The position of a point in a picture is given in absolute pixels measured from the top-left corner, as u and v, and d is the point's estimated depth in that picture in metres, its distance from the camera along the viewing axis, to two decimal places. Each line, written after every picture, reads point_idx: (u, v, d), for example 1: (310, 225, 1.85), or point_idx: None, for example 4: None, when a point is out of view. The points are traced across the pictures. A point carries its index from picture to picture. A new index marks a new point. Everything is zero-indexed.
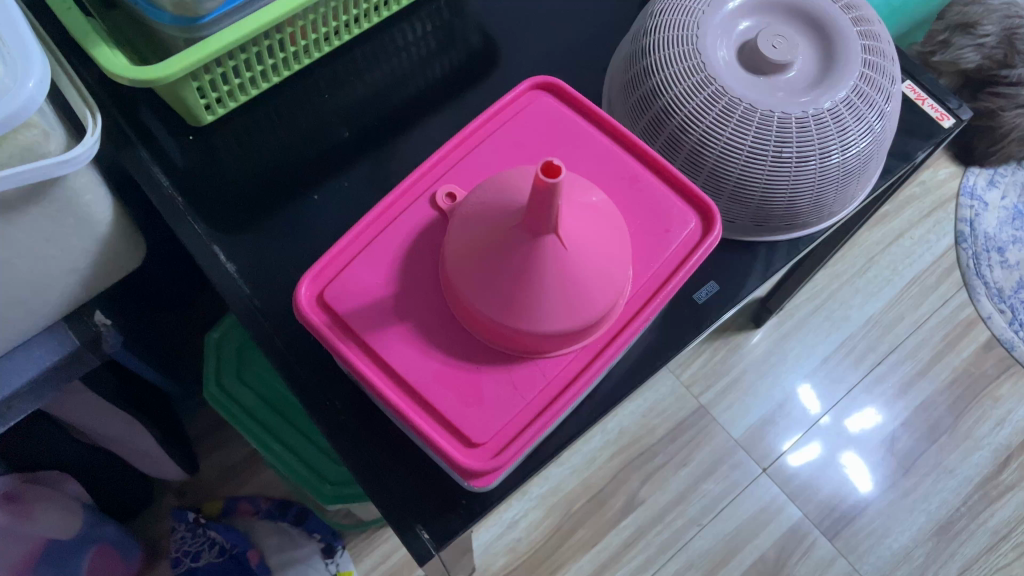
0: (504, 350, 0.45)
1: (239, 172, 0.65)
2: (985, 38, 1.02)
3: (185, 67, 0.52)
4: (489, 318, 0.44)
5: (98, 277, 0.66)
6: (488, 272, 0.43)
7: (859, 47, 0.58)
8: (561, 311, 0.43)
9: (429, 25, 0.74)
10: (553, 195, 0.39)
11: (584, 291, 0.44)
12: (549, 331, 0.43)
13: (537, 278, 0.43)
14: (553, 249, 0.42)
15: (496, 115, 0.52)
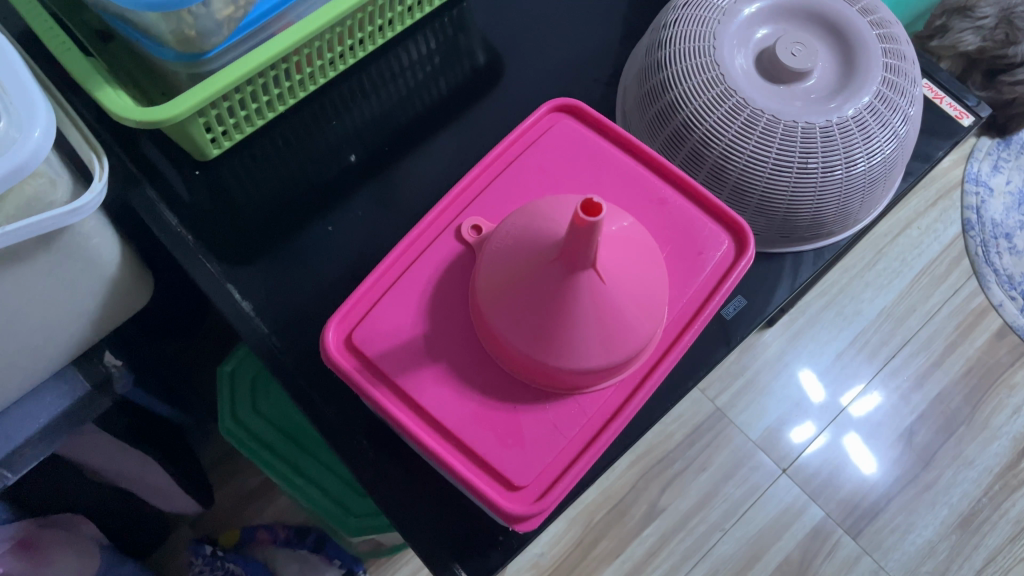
0: (541, 388, 0.44)
1: (247, 206, 0.63)
2: (983, 20, 1.00)
3: (192, 106, 0.50)
4: (526, 356, 0.42)
5: (107, 318, 0.65)
6: (523, 309, 0.42)
7: (879, 51, 0.57)
8: (601, 346, 0.42)
9: (433, 42, 0.72)
10: (593, 232, 0.37)
11: (623, 324, 0.42)
12: (589, 366, 0.42)
13: (576, 314, 0.41)
14: (590, 284, 0.41)
15: (517, 141, 0.51)
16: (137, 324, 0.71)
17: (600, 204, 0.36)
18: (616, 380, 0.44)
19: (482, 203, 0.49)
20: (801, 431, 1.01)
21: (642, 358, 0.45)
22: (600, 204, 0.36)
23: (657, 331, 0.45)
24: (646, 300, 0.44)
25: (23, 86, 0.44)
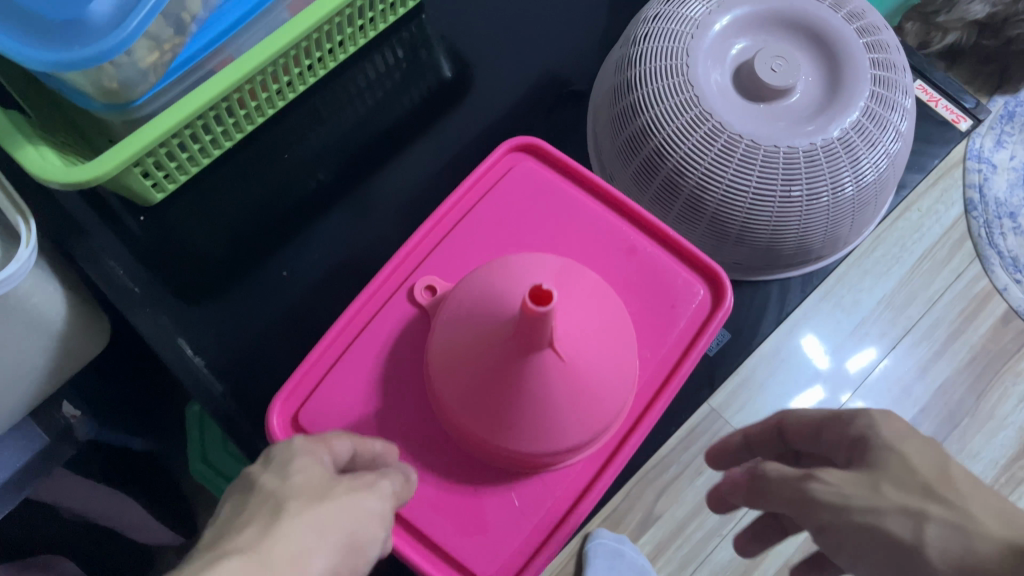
0: (504, 468, 0.41)
1: (203, 247, 0.60)
2: None
3: (119, 163, 0.46)
4: (484, 439, 0.39)
5: (62, 370, 0.61)
6: (478, 389, 0.39)
7: (867, 62, 0.52)
8: (566, 426, 0.39)
9: (399, 52, 0.67)
10: (546, 320, 0.34)
11: (589, 401, 0.39)
12: (553, 447, 0.39)
13: (535, 396, 0.38)
14: (549, 363, 0.38)
15: (474, 185, 0.47)
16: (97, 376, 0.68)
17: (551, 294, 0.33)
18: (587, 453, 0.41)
19: (436, 259, 0.45)
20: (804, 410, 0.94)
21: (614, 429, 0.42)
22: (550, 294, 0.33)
23: (628, 399, 0.42)
24: (614, 370, 0.40)
25: None
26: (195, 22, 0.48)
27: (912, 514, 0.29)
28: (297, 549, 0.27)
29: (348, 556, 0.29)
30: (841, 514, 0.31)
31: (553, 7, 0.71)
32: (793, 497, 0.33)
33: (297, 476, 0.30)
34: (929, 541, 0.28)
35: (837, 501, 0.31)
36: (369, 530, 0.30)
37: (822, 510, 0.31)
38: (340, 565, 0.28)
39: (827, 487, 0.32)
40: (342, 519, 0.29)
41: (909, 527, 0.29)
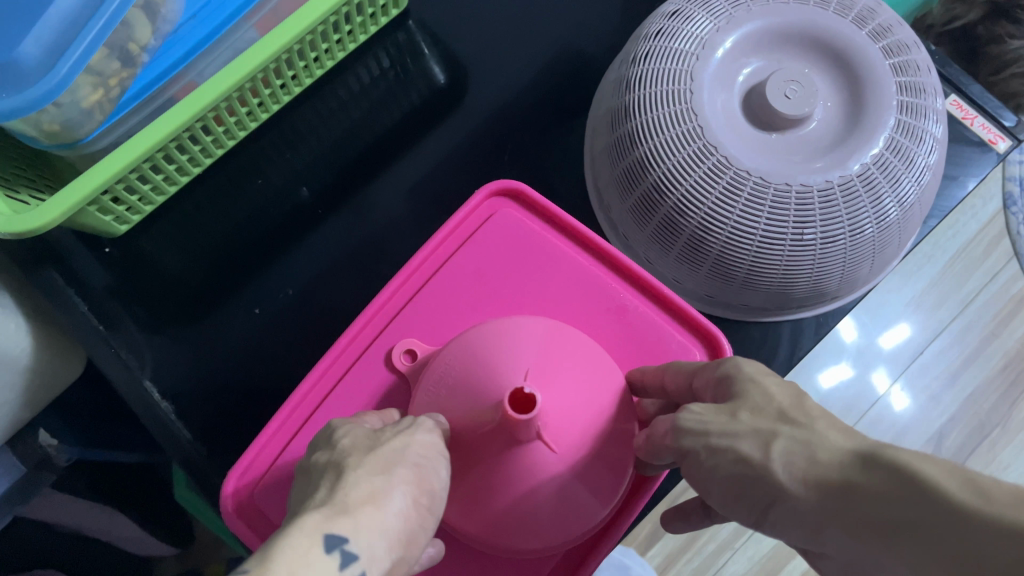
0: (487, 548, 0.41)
1: (176, 277, 0.56)
2: None
3: (64, 212, 0.42)
4: (469, 531, 0.38)
5: (33, 401, 0.58)
6: (460, 478, 0.37)
7: (893, 87, 0.47)
8: (565, 512, 0.37)
9: (387, 60, 0.63)
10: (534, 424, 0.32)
11: (585, 486, 0.37)
12: (535, 541, 0.38)
13: (523, 485, 0.36)
14: (540, 456, 0.36)
15: (453, 233, 0.47)
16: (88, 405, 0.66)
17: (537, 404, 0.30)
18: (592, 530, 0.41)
19: (411, 320, 0.45)
20: (832, 379, 0.86)
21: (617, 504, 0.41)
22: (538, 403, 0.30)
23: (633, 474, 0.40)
24: (612, 446, 0.38)
25: None
26: (145, 49, 0.43)
27: (764, 436, 0.28)
28: (369, 489, 0.28)
29: (416, 473, 0.30)
30: (703, 442, 0.30)
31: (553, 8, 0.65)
32: (670, 443, 0.32)
33: (346, 440, 0.31)
34: (778, 452, 0.28)
35: (698, 430, 0.30)
36: (430, 454, 0.31)
37: (693, 448, 0.31)
38: (411, 493, 0.29)
39: (692, 417, 0.31)
40: (396, 452, 0.30)
41: (760, 441, 0.28)
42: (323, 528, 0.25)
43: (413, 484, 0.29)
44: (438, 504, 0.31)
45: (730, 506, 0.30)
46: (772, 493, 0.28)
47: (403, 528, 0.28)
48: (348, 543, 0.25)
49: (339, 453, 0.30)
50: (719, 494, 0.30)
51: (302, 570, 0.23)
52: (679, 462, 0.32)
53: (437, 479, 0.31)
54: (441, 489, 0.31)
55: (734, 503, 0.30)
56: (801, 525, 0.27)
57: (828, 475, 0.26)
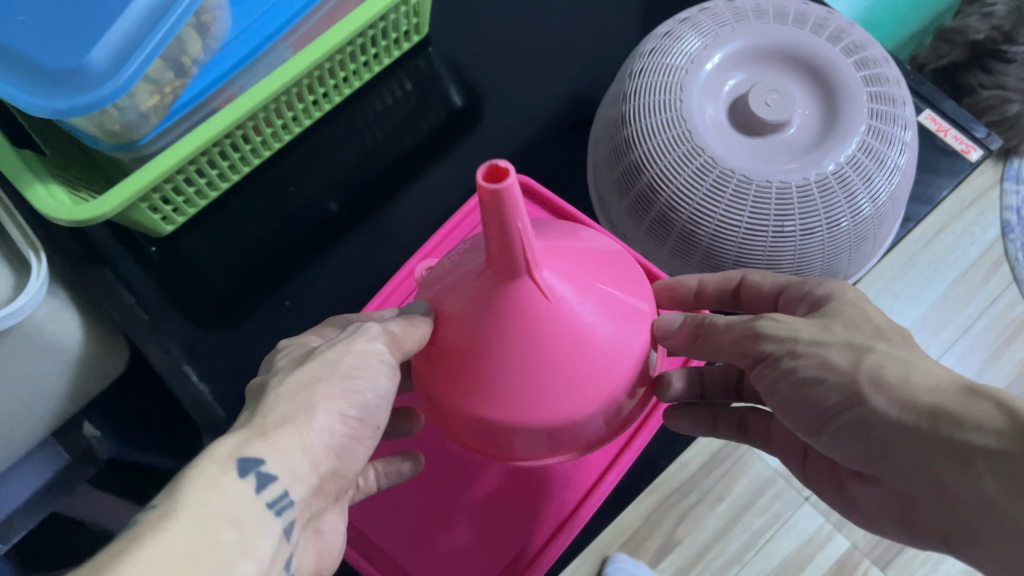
0: (483, 437, 0.39)
1: (213, 277, 0.62)
2: None
3: (122, 200, 0.48)
4: (465, 400, 0.37)
5: (80, 393, 0.64)
6: (460, 341, 0.36)
7: (864, 96, 0.52)
8: (569, 385, 0.36)
9: (409, 83, 0.68)
10: (525, 241, 0.31)
11: (584, 350, 0.36)
12: (529, 411, 0.36)
13: (523, 332, 0.35)
14: (537, 299, 0.35)
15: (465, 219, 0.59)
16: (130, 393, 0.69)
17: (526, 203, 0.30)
18: (604, 423, 0.39)
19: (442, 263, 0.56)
20: None
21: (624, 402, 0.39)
22: (527, 203, 0.30)
23: (641, 371, 0.39)
24: (623, 326, 0.38)
25: None
26: (195, 62, 0.49)
27: (857, 351, 0.35)
28: (288, 411, 0.32)
29: (347, 385, 0.34)
30: (791, 344, 0.37)
31: (565, 29, 0.70)
32: (745, 349, 0.39)
33: (281, 362, 0.37)
34: (867, 372, 0.33)
35: (786, 337, 0.37)
36: (365, 363, 0.35)
37: (778, 355, 0.37)
38: (332, 408, 0.33)
39: (777, 327, 0.38)
40: (341, 367, 0.34)
41: (850, 360, 0.34)
42: (237, 452, 0.29)
43: (337, 398, 0.34)
44: (370, 414, 0.35)
45: (788, 408, 0.38)
46: (852, 401, 0.34)
47: (329, 442, 0.33)
48: (262, 465, 0.29)
49: (280, 373, 0.35)
50: (784, 400, 0.37)
51: (217, 497, 0.28)
52: (749, 366, 0.39)
53: (369, 389, 0.35)
54: (376, 397, 0.36)
55: (803, 410, 0.36)
56: (864, 436, 0.33)
57: (919, 398, 0.31)
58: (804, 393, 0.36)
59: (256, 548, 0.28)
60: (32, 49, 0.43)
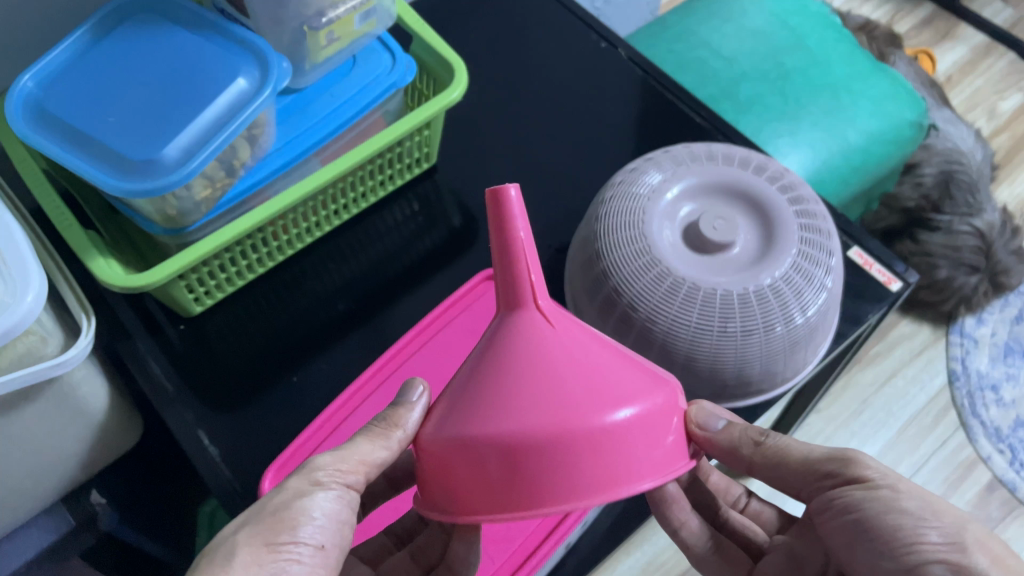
0: (465, 479, 0.37)
1: (229, 354, 0.68)
2: (923, 178, 1.15)
3: (171, 272, 0.57)
4: (456, 418, 0.38)
5: (96, 460, 0.70)
6: (466, 373, 0.41)
7: (796, 226, 0.62)
8: (522, 388, 0.37)
9: (416, 204, 0.78)
10: (523, 253, 0.43)
11: (570, 365, 0.38)
12: (509, 413, 0.37)
13: (520, 341, 0.40)
14: (536, 321, 0.41)
15: (426, 328, 0.66)
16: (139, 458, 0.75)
17: (528, 222, 0.43)
18: (556, 473, 0.36)
19: (418, 363, 0.64)
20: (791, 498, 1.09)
21: (584, 452, 0.36)
22: (527, 218, 0.43)
23: (618, 430, 0.36)
24: (619, 376, 0.39)
25: (22, 260, 0.52)
26: (243, 164, 0.59)
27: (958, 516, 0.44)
28: (211, 564, 0.38)
29: (275, 520, 0.40)
30: (890, 477, 0.45)
31: (558, 159, 0.79)
32: (826, 469, 0.47)
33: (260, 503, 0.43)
34: (971, 538, 0.42)
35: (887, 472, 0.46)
36: (299, 492, 0.42)
37: (848, 494, 0.46)
38: (254, 542, 0.39)
39: (877, 464, 0.46)
40: (272, 506, 0.41)
41: (955, 525, 0.43)
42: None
43: (260, 536, 0.40)
44: (312, 547, 0.41)
45: (835, 539, 0.47)
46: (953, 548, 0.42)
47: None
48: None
49: (235, 518, 0.41)
50: (835, 532, 0.46)
51: None
52: (824, 484, 0.47)
53: (299, 517, 0.41)
54: (316, 522, 0.41)
55: (877, 546, 0.44)
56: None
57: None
58: (862, 530, 0.45)
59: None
60: (116, 142, 0.53)
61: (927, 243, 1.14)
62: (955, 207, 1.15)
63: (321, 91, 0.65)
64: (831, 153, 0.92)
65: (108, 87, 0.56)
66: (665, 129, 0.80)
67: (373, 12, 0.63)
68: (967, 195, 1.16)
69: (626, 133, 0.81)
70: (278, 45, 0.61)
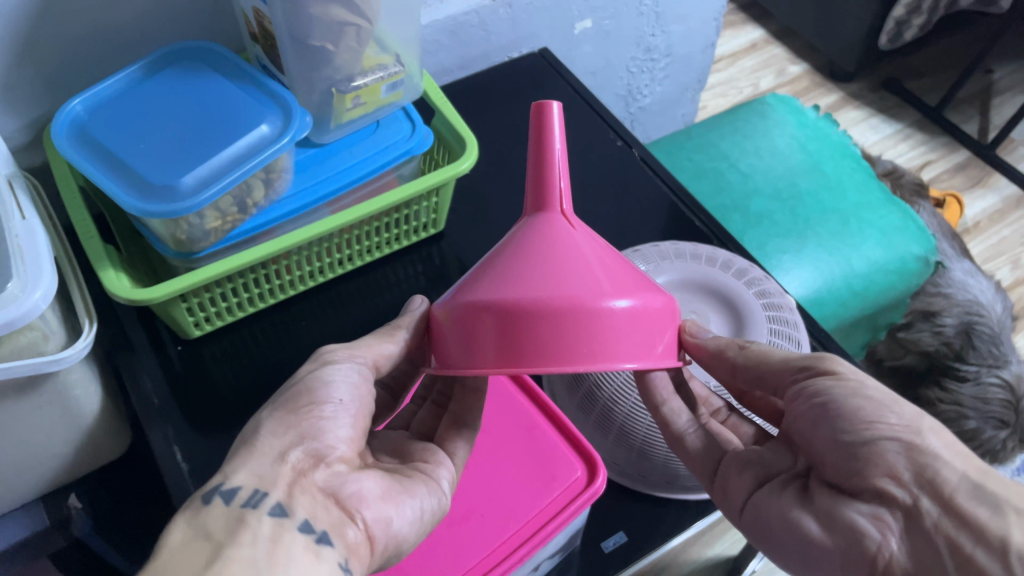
0: (468, 340, 0.41)
1: (218, 380, 0.72)
2: (943, 327, 1.25)
3: (171, 292, 0.61)
4: (470, 291, 0.42)
5: (83, 463, 0.73)
6: (486, 261, 0.45)
7: (765, 328, 0.63)
8: (535, 272, 0.41)
9: (420, 266, 0.81)
10: (554, 163, 0.48)
11: (581, 260, 0.42)
12: (518, 288, 0.40)
13: (541, 234, 0.45)
14: (558, 223, 0.46)
15: None
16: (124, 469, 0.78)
17: (564, 140, 0.49)
18: (548, 342, 0.39)
19: None
20: None
21: (582, 321, 0.39)
22: (564, 135, 0.49)
23: (613, 313, 0.39)
24: (624, 280, 0.42)
25: (38, 263, 0.57)
26: (256, 204, 0.64)
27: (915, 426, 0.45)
28: (247, 436, 0.46)
29: (294, 401, 0.47)
30: (863, 384, 0.47)
31: None
32: (801, 369, 0.49)
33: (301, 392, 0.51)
34: (927, 425, 0.45)
35: (857, 375, 0.48)
36: (324, 363, 0.49)
37: (818, 381, 0.48)
38: (281, 412, 0.46)
39: (847, 365, 0.48)
40: (293, 391, 0.47)
41: (914, 412, 0.45)
42: (206, 487, 0.41)
43: (285, 411, 0.46)
44: (335, 405, 0.47)
45: (800, 423, 0.48)
46: (910, 437, 0.44)
47: (279, 433, 0.45)
48: (228, 487, 0.41)
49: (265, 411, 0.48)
50: (802, 416, 0.48)
51: (176, 555, 0.37)
52: (797, 377, 0.49)
53: (325, 389, 0.47)
54: (345, 385, 0.48)
55: (840, 431, 0.46)
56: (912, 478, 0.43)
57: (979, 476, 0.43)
58: (828, 411, 0.46)
59: (243, 531, 0.39)
60: (143, 166, 0.59)
61: (957, 393, 1.21)
62: (980, 358, 1.22)
63: (342, 149, 0.70)
64: (833, 274, 0.94)
65: (146, 119, 0.62)
66: (669, 226, 0.84)
67: (399, 84, 0.70)
68: (990, 346, 1.23)
69: (632, 223, 0.84)
70: (307, 103, 0.67)
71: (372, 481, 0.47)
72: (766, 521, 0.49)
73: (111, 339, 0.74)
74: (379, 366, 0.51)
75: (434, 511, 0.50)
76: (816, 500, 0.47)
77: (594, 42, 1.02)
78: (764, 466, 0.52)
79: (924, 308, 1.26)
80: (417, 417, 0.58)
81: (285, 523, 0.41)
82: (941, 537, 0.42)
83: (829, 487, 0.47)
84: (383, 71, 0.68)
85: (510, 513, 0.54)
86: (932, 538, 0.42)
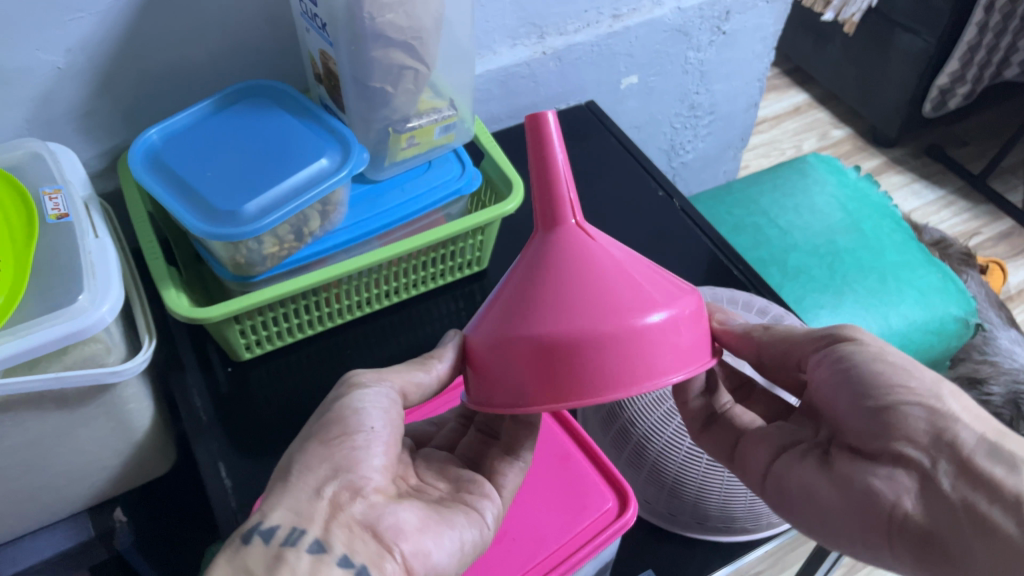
0: (513, 372, 0.43)
1: (261, 402, 0.74)
2: (991, 395, 1.24)
3: (227, 312, 0.64)
4: (507, 322, 0.44)
5: (130, 477, 0.76)
6: (510, 282, 0.47)
7: None
8: (569, 301, 0.43)
9: (461, 302, 0.84)
10: (557, 173, 0.49)
11: (608, 281, 0.43)
12: (557, 320, 0.42)
13: (561, 253, 0.46)
14: (574, 238, 0.47)
15: None
16: (168, 490, 0.81)
17: (564, 147, 0.49)
18: (595, 371, 0.41)
19: None
20: None
21: (621, 350, 0.41)
22: (563, 143, 0.49)
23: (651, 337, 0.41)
24: (652, 293, 0.44)
25: (107, 276, 0.60)
26: (312, 234, 0.68)
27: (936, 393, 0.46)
28: (288, 464, 0.48)
29: (331, 427, 0.48)
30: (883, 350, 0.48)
31: None
32: (823, 339, 0.50)
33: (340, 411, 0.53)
34: (947, 389, 0.45)
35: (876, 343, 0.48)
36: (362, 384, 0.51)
37: (842, 348, 0.49)
38: (320, 440, 0.48)
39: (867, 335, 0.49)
40: (332, 417, 0.49)
41: (936, 378, 0.46)
42: (244, 528, 0.44)
43: (321, 438, 0.48)
44: (367, 434, 0.49)
45: (822, 390, 0.49)
46: (929, 400, 0.45)
47: (319, 459, 0.47)
48: (267, 526, 0.44)
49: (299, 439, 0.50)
50: (824, 382, 0.49)
51: None
52: (821, 346, 0.50)
53: (362, 416, 0.49)
54: (377, 408, 0.50)
55: (862, 399, 0.47)
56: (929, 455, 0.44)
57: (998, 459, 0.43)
58: (849, 376, 0.47)
59: (282, 568, 0.42)
60: (208, 194, 0.62)
61: None
62: None
63: (394, 186, 0.74)
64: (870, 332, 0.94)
65: (208, 151, 0.65)
66: (707, 273, 0.85)
67: (452, 127, 0.74)
68: None
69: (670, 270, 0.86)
70: (364, 140, 0.71)
71: (408, 513, 0.48)
72: (787, 489, 0.51)
73: (164, 359, 0.78)
74: (408, 392, 0.53)
75: (474, 540, 0.51)
76: (836, 464, 0.48)
77: (639, 97, 1.05)
78: (783, 435, 0.54)
79: (971, 375, 1.26)
80: (463, 442, 0.60)
81: (322, 559, 0.43)
82: (957, 498, 0.42)
83: (849, 450, 0.48)
84: (437, 114, 0.72)
85: (542, 537, 0.55)
86: (949, 499, 0.43)
